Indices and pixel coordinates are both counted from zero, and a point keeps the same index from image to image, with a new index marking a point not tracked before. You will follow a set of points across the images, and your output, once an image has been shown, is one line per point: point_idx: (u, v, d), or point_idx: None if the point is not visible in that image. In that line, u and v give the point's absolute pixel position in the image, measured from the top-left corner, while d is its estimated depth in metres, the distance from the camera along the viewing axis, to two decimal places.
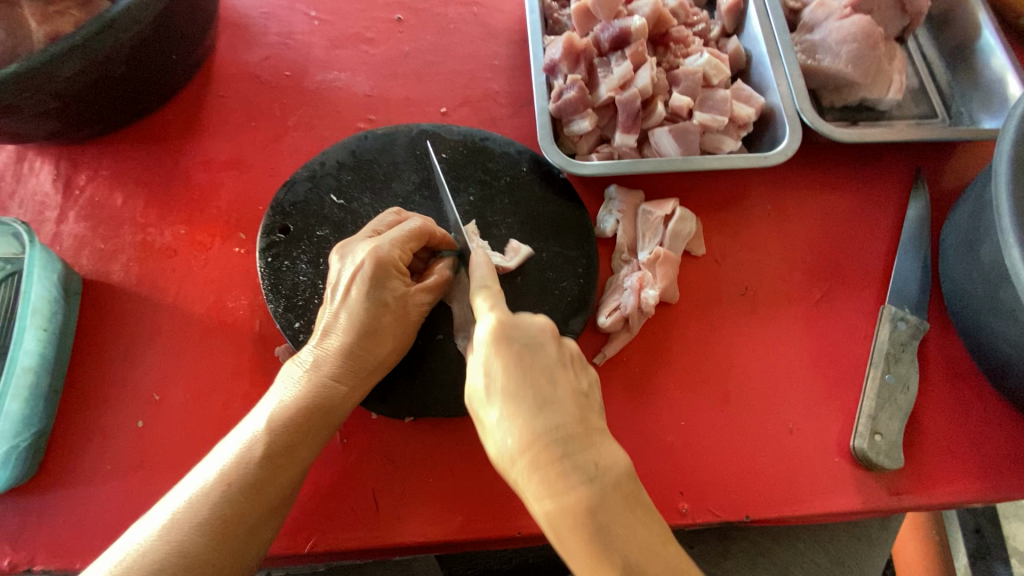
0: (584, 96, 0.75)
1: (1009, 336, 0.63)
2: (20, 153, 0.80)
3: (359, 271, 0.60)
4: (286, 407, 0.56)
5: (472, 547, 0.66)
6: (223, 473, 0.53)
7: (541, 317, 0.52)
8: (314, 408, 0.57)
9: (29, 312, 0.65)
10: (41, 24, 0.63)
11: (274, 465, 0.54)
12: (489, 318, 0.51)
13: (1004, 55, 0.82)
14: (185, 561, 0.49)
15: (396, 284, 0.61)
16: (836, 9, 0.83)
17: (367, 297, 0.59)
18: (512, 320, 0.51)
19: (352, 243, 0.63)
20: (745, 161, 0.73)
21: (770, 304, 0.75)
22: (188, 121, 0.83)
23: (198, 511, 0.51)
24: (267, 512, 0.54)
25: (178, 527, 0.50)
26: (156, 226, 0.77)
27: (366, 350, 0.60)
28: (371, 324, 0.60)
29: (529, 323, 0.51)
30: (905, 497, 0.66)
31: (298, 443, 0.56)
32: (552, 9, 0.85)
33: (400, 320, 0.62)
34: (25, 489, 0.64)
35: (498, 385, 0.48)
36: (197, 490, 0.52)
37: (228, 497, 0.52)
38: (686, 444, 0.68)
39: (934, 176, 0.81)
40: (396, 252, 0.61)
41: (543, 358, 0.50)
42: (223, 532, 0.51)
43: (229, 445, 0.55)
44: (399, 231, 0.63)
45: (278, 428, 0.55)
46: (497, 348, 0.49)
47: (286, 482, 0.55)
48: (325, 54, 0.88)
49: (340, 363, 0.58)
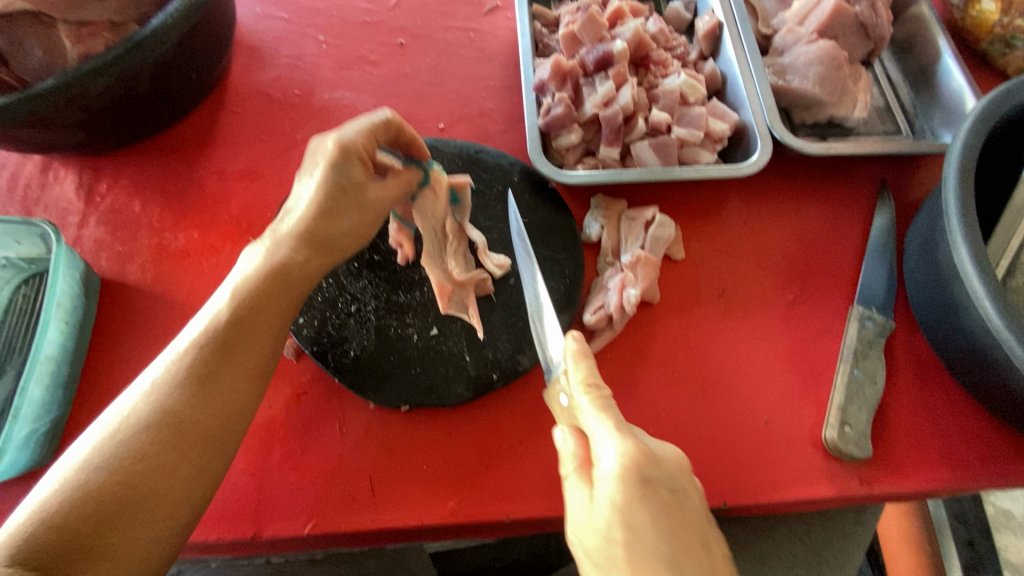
0: (570, 112, 0.81)
1: (963, 330, 0.68)
2: (46, 163, 0.86)
3: (322, 158, 0.63)
4: (248, 281, 0.60)
5: (463, 534, 0.69)
6: (195, 340, 0.57)
7: (670, 453, 0.55)
8: (273, 274, 0.61)
9: (53, 306, 0.69)
10: (75, 45, 0.70)
11: (243, 325, 0.58)
12: (616, 448, 0.51)
13: (962, 76, 0.88)
14: (171, 416, 0.53)
15: (358, 172, 0.64)
16: (804, 35, 0.90)
17: (327, 178, 0.63)
18: (647, 454, 0.51)
19: (321, 138, 0.67)
20: (720, 171, 0.79)
21: (746, 305, 0.80)
22: (204, 134, 0.89)
23: (178, 372, 0.55)
24: (250, 372, 0.58)
25: (160, 385, 0.54)
26: (171, 231, 0.82)
27: (324, 228, 0.64)
28: (330, 206, 0.63)
29: (667, 465, 0.53)
30: (875, 486, 0.70)
31: (261, 306, 0.60)
32: (542, 35, 0.92)
33: (361, 209, 0.65)
34: (41, 473, 0.68)
35: (643, 544, 0.50)
36: (173, 358, 0.56)
37: (200, 356, 0.56)
38: (667, 435, 0.72)
39: (899, 188, 0.87)
40: (358, 142, 0.64)
41: (685, 505, 0.52)
42: (203, 389, 0.55)
43: (201, 316, 0.59)
44: (365, 122, 0.65)
45: (242, 296, 0.59)
46: (631, 493, 0.50)
47: (258, 347, 0.59)
48: (332, 75, 0.95)
49: (298, 237, 0.63)
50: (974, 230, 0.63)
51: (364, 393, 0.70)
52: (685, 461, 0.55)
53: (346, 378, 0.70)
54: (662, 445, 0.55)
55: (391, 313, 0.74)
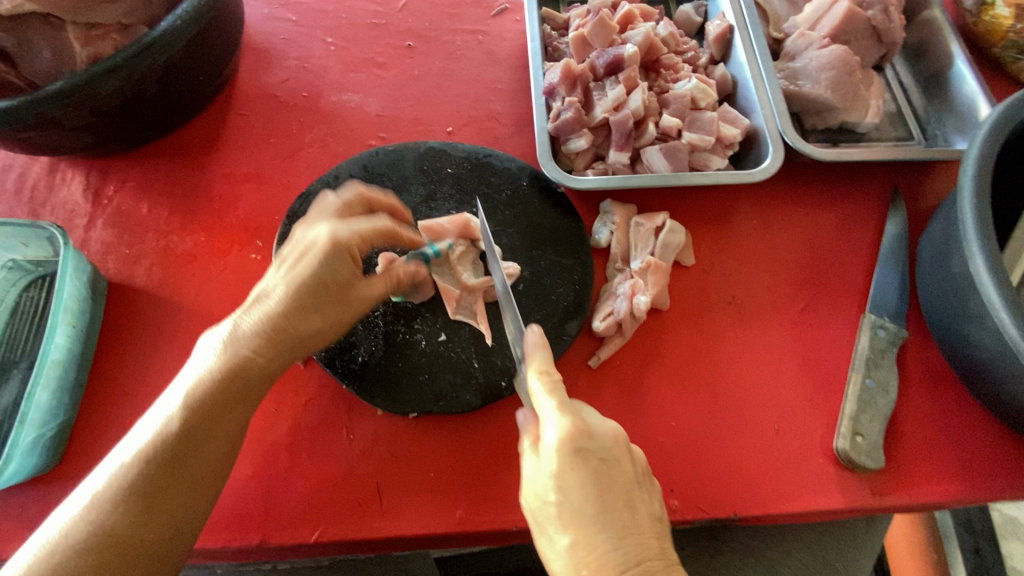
0: (580, 117, 0.80)
1: (977, 340, 0.67)
2: (53, 165, 0.86)
3: (313, 249, 0.61)
4: (203, 382, 0.56)
5: (470, 542, 0.68)
6: (139, 452, 0.53)
7: (611, 426, 0.55)
8: (233, 379, 0.57)
9: (61, 310, 0.69)
10: (84, 47, 0.69)
11: (193, 440, 0.55)
12: (558, 425, 0.52)
13: (975, 81, 0.87)
14: (110, 536, 0.51)
15: (345, 269, 0.62)
16: (816, 40, 0.89)
17: (312, 274, 0.60)
18: (587, 429, 0.52)
19: (314, 219, 0.65)
20: (732, 176, 0.78)
21: (757, 312, 0.79)
22: (211, 137, 0.89)
23: (116, 488, 0.52)
24: (197, 483, 0.55)
25: (98, 506, 0.51)
26: (178, 234, 0.82)
27: (294, 327, 0.60)
28: (307, 302, 0.60)
29: (603, 435, 0.53)
30: (886, 497, 0.69)
31: (218, 417, 0.56)
32: (552, 38, 0.91)
33: (340, 305, 0.62)
34: (48, 478, 0.68)
35: (573, 506, 0.51)
36: (116, 470, 0.53)
37: (144, 475, 0.53)
38: (676, 444, 0.71)
39: (911, 194, 0.86)
40: (353, 239, 0.62)
41: (619, 474, 0.53)
42: (144, 508, 0.52)
43: (150, 421, 0.55)
44: (366, 223, 0.64)
45: (196, 400, 0.55)
46: (572, 466, 0.51)
47: (205, 467, 0.55)
48: (340, 77, 0.95)
49: (265, 336, 0.59)
50: (990, 240, 0.62)
51: (372, 399, 0.69)
52: (625, 434, 0.55)
53: (353, 384, 0.70)
54: (602, 417, 0.55)
55: (399, 319, 0.74)
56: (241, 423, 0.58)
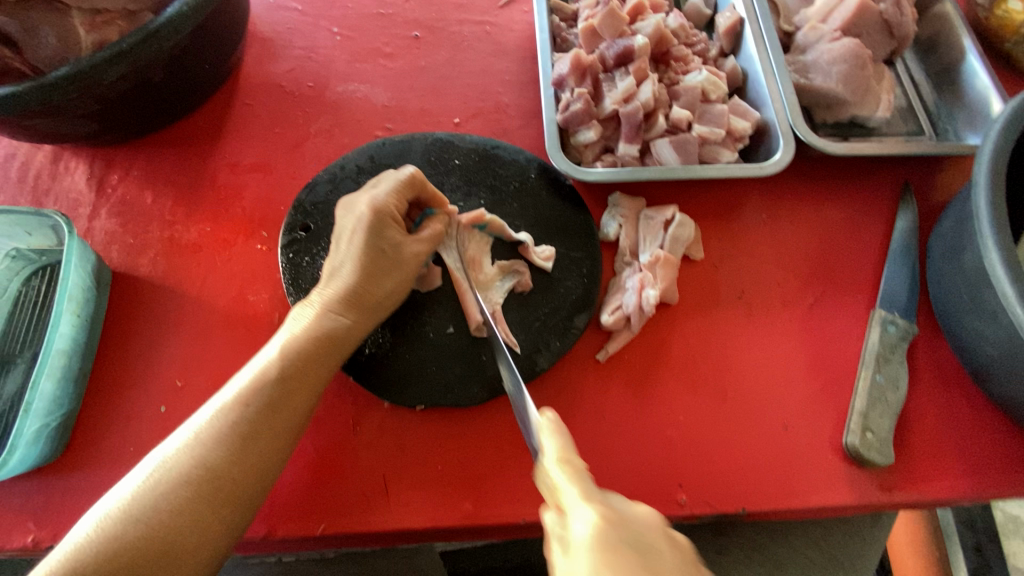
0: (589, 108, 0.80)
1: (990, 336, 0.67)
2: (56, 154, 0.85)
3: (359, 219, 0.67)
4: (293, 337, 0.62)
5: (476, 536, 0.68)
6: (237, 396, 0.58)
7: (642, 508, 0.45)
8: (320, 336, 0.62)
9: (65, 299, 0.68)
10: (89, 33, 0.68)
11: (284, 389, 0.59)
12: (588, 513, 0.44)
13: (987, 76, 0.87)
14: (209, 471, 0.54)
15: (392, 232, 0.67)
16: (827, 33, 0.88)
17: (365, 241, 0.66)
18: (618, 515, 0.44)
19: (356, 198, 0.71)
20: (742, 170, 0.77)
21: (766, 307, 0.78)
22: (216, 126, 0.88)
23: (218, 428, 0.56)
24: (288, 429, 0.59)
25: (201, 443, 0.55)
26: (182, 224, 0.81)
27: (366, 290, 0.65)
28: (371, 266, 0.66)
29: (636, 519, 0.44)
30: (896, 494, 0.69)
31: (306, 366, 0.61)
32: (561, 29, 0.91)
33: (399, 265, 0.67)
34: (51, 468, 0.67)
35: None
36: (215, 411, 0.58)
37: (242, 415, 0.57)
38: (685, 439, 0.71)
39: (922, 189, 0.86)
40: (390, 202, 0.68)
41: (663, 567, 0.42)
42: (242, 446, 0.56)
43: (243, 374, 0.61)
44: (393, 182, 0.69)
45: (286, 353, 0.61)
46: (605, 560, 0.41)
47: (298, 404, 0.60)
48: (346, 68, 0.94)
49: (342, 298, 0.65)
50: (1005, 234, 0.62)
51: (378, 390, 0.69)
52: (660, 517, 0.46)
53: (360, 375, 0.69)
54: (631, 501, 0.46)
55: (404, 308, 0.73)
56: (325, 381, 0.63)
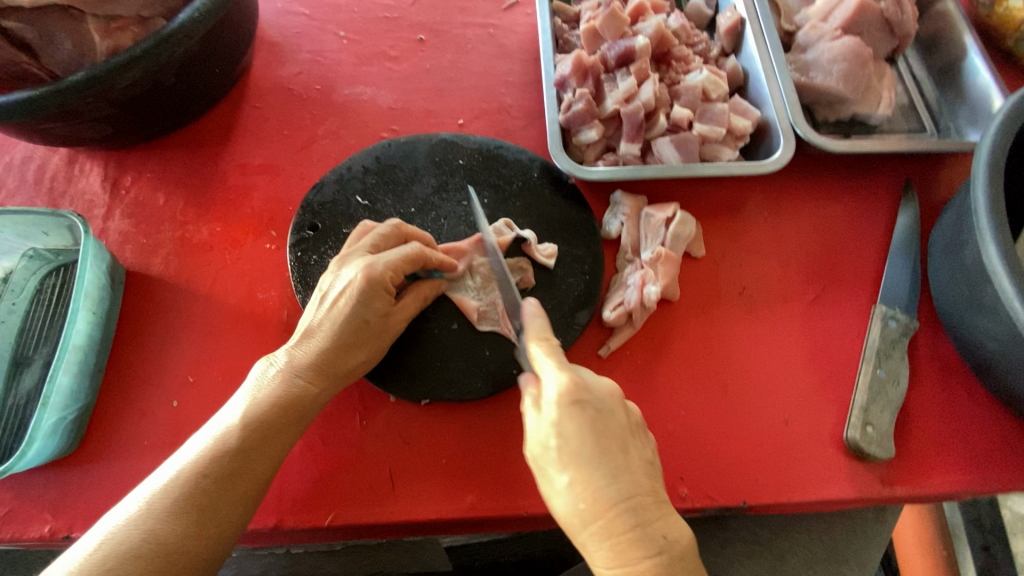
0: (591, 108, 0.81)
1: (990, 331, 0.67)
2: (72, 156, 0.88)
3: (350, 284, 0.64)
4: (259, 403, 0.59)
5: (480, 528, 0.69)
6: (196, 464, 0.55)
7: (606, 383, 0.56)
8: (289, 405, 0.60)
9: (82, 296, 0.70)
10: (104, 39, 0.70)
11: (244, 460, 0.57)
12: (557, 379, 0.54)
13: (988, 73, 0.87)
14: (160, 547, 0.52)
15: (380, 304, 0.65)
16: (827, 32, 0.89)
17: (352, 311, 0.63)
18: (583, 384, 0.54)
19: (350, 256, 0.68)
20: (743, 168, 0.78)
21: (767, 304, 0.79)
22: (226, 129, 0.90)
23: (173, 498, 0.54)
24: (245, 500, 0.57)
25: (154, 515, 0.53)
26: (193, 224, 0.83)
27: (340, 360, 0.64)
28: (351, 338, 0.64)
29: (598, 389, 0.55)
30: (897, 487, 0.69)
31: (272, 435, 0.59)
32: (563, 31, 0.92)
33: (376, 336, 0.66)
34: (67, 461, 0.69)
35: (571, 449, 0.52)
36: (171, 480, 0.55)
37: (201, 486, 0.55)
38: (686, 433, 0.72)
39: (923, 186, 0.86)
40: (387, 274, 0.65)
41: (615, 424, 0.54)
42: (197, 520, 0.54)
43: (201, 439, 0.58)
44: (396, 253, 0.66)
45: (250, 422, 0.58)
46: (568, 416, 0.52)
47: (259, 475, 0.58)
48: (353, 70, 0.95)
49: (316, 368, 0.62)
50: (1003, 229, 0.62)
51: (383, 385, 0.70)
52: (618, 390, 0.57)
53: (366, 371, 0.71)
54: (598, 375, 0.57)
55: None
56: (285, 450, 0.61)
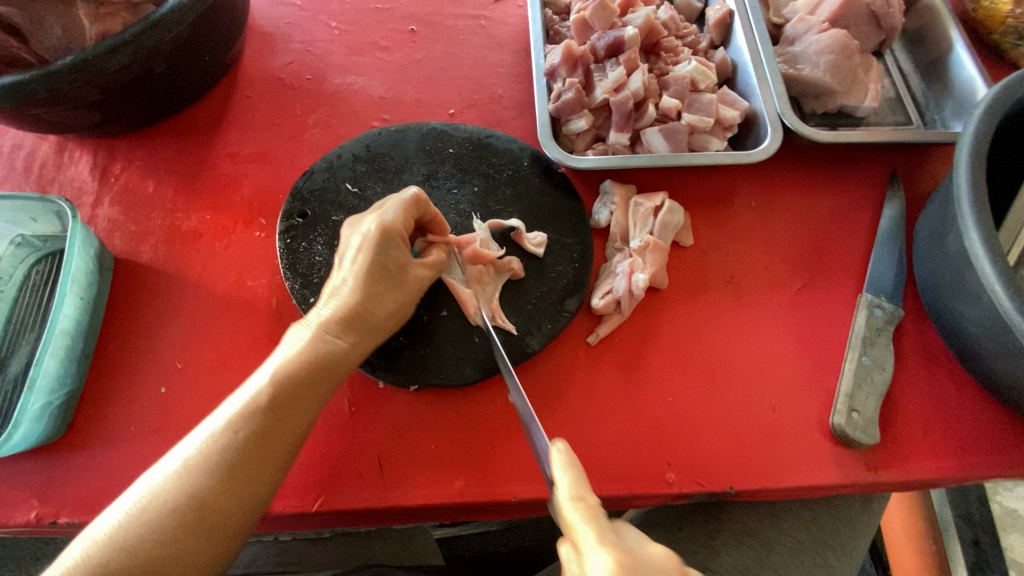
0: (581, 97, 0.81)
1: (972, 317, 0.68)
2: (61, 144, 0.87)
3: (365, 239, 0.65)
4: (289, 360, 0.60)
5: (468, 513, 0.69)
6: (228, 423, 0.57)
7: (661, 550, 0.45)
8: (317, 363, 0.61)
9: (69, 281, 0.70)
10: (93, 24, 0.70)
11: (278, 418, 0.58)
12: (603, 560, 0.42)
13: (974, 66, 0.88)
14: (196, 502, 0.53)
15: (398, 253, 0.66)
16: (815, 24, 0.90)
17: (370, 261, 0.64)
18: (636, 563, 0.42)
19: (360, 215, 0.69)
20: (731, 157, 0.79)
21: (754, 292, 0.80)
22: (217, 118, 0.90)
23: (208, 457, 0.55)
24: (278, 459, 0.58)
25: (189, 471, 0.54)
26: (183, 212, 0.83)
27: (369, 313, 0.64)
28: (375, 286, 0.64)
29: (654, 563, 0.44)
30: (882, 473, 0.70)
31: (302, 393, 0.60)
32: (553, 22, 0.92)
33: (402, 286, 0.66)
34: (54, 447, 0.69)
35: None
36: (205, 438, 0.56)
37: (234, 445, 0.56)
38: (674, 419, 0.72)
39: (909, 177, 0.87)
40: (399, 222, 0.66)
41: None
42: (230, 478, 0.55)
43: (233, 400, 0.59)
44: (400, 202, 0.67)
45: (279, 380, 0.59)
46: None
47: (291, 432, 0.59)
48: (344, 60, 0.96)
49: (341, 320, 0.63)
50: (985, 216, 0.63)
51: (373, 369, 0.70)
52: (677, 557, 0.45)
53: None
54: (648, 539, 0.45)
55: None
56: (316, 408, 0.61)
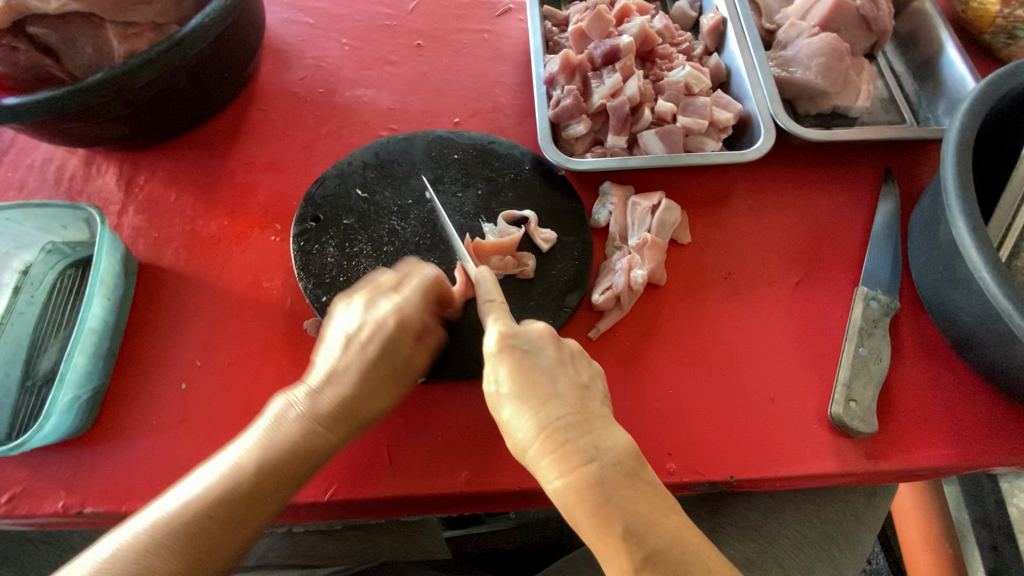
0: (579, 103, 0.85)
1: (965, 304, 0.69)
2: (89, 158, 0.93)
3: (376, 330, 0.64)
4: (271, 445, 0.59)
5: (477, 503, 0.72)
6: (199, 502, 0.56)
7: (539, 326, 0.60)
8: (300, 449, 0.60)
9: (97, 283, 0.74)
10: (121, 43, 0.75)
11: (248, 503, 0.57)
12: (494, 331, 0.58)
13: (963, 65, 0.90)
14: None
15: (406, 349, 0.65)
16: (805, 29, 0.93)
17: (378, 356, 0.63)
18: (514, 329, 0.58)
19: (375, 294, 0.67)
20: (726, 157, 0.82)
21: (752, 287, 0.82)
22: (234, 130, 0.95)
23: (173, 534, 0.54)
24: (241, 544, 0.57)
25: (151, 549, 0.53)
26: (202, 219, 0.87)
27: (361, 403, 0.63)
28: (373, 380, 0.63)
29: (530, 333, 0.58)
30: (881, 461, 0.71)
31: (279, 481, 0.59)
32: (552, 33, 0.97)
33: (400, 379, 0.65)
34: (81, 441, 0.72)
35: (506, 387, 0.56)
36: (171, 513, 0.55)
37: (203, 527, 0.55)
38: (674, 410, 0.74)
39: (903, 174, 0.89)
40: (413, 319, 0.65)
41: (542, 360, 0.57)
42: (191, 562, 0.54)
43: (204, 477, 0.57)
44: (419, 293, 0.67)
45: (261, 466, 0.58)
46: (502, 357, 0.56)
47: (262, 517, 0.58)
48: (354, 74, 1.01)
49: (334, 411, 0.62)
50: (972, 205, 0.65)
51: None
52: (552, 331, 0.60)
53: None
54: (533, 320, 0.61)
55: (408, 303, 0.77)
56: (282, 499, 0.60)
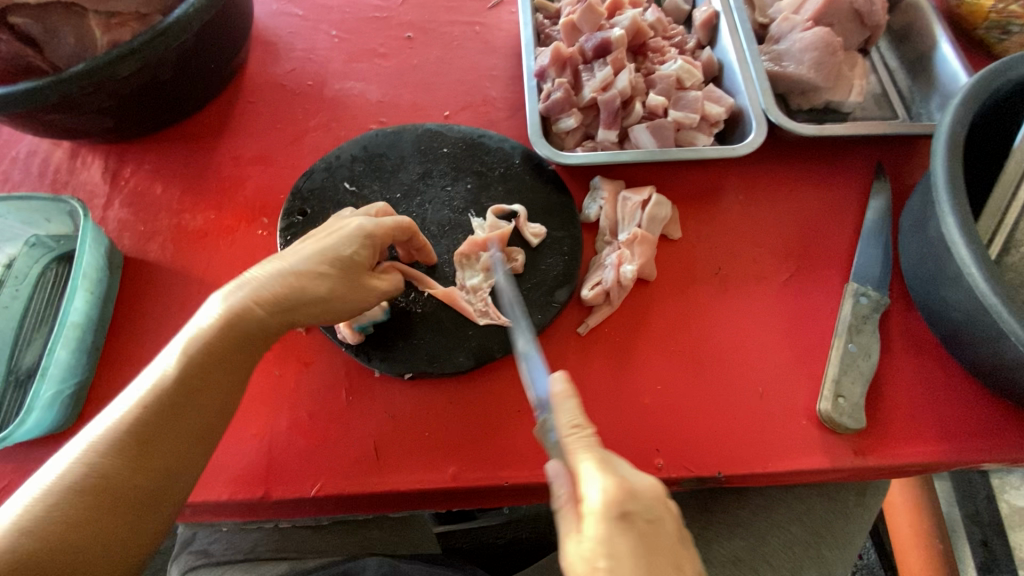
0: (569, 97, 0.84)
1: (953, 301, 0.69)
2: (74, 150, 0.92)
3: (327, 234, 0.65)
4: (201, 336, 0.58)
5: (463, 498, 0.71)
6: (143, 396, 0.55)
7: (652, 482, 0.52)
8: (228, 331, 0.58)
9: (81, 276, 0.74)
10: (104, 34, 0.74)
11: (184, 389, 0.56)
12: (604, 484, 0.50)
13: (956, 59, 0.90)
14: (101, 479, 0.51)
15: (359, 251, 0.65)
16: (799, 23, 0.93)
17: (319, 247, 0.63)
18: (631, 489, 0.50)
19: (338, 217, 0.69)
20: (716, 152, 0.81)
21: (742, 283, 0.81)
22: (222, 123, 0.94)
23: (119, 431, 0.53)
24: (187, 438, 0.56)
25: (98, 448, 0.52)
26: (189, 212, 0.87)
27: (298, 288, 0.61)
28: (315, 269, 0.63)
29: (648, 493, 0.51)
30: (869, 458, 0.71)
31: (211, 366, 0.57)
32: (544, 25, 0.96)
33: (348, 276, 0.64)
34: (64, 436, 0.72)
35: (623, 572, 0.48)
36: (120, 413, 0.54)
37: (142, 418, 0.54)
38: (663, 406, 0.74)
39: (895, 169, 0.89)
40: (368, 227, 0.66)
41: (663, 534, 0.51)
42: (135, 454, 0.53)
43: (150, 376, 0.57)
44: (391, 222, 0.68)
45: (195, 355, 0.57)
46: (615, 528, 0.49)
47: (199, 408, 0.57)
48: (343, 67, 0.99)
49: (266, 295, 0.60)
50: (961, 201, 0.64)
51: (369, 358, 0.73)
52: (664, 490, 0.53)
53: (352, 346, 0.74)
54: (643, 473, 0.53)
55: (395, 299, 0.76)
56: (221, 395, 0.58)
